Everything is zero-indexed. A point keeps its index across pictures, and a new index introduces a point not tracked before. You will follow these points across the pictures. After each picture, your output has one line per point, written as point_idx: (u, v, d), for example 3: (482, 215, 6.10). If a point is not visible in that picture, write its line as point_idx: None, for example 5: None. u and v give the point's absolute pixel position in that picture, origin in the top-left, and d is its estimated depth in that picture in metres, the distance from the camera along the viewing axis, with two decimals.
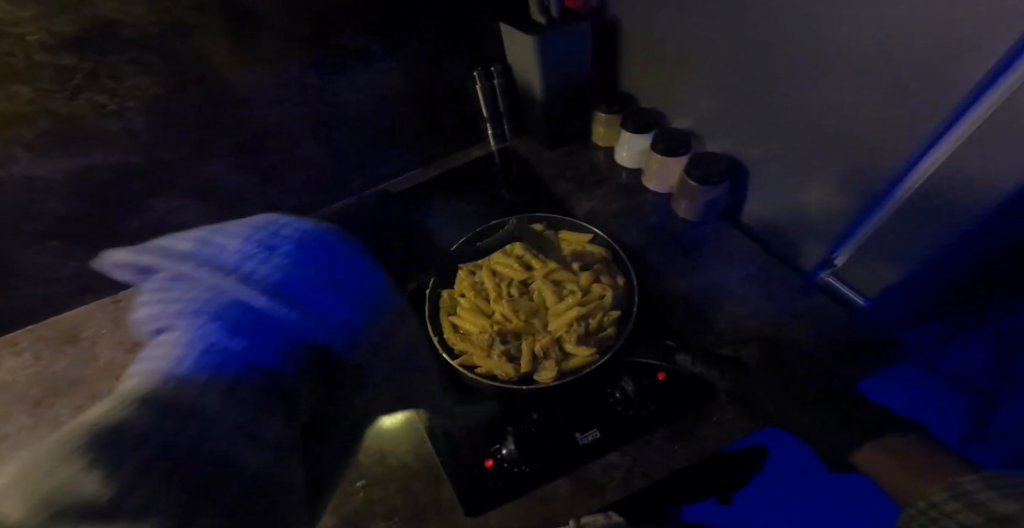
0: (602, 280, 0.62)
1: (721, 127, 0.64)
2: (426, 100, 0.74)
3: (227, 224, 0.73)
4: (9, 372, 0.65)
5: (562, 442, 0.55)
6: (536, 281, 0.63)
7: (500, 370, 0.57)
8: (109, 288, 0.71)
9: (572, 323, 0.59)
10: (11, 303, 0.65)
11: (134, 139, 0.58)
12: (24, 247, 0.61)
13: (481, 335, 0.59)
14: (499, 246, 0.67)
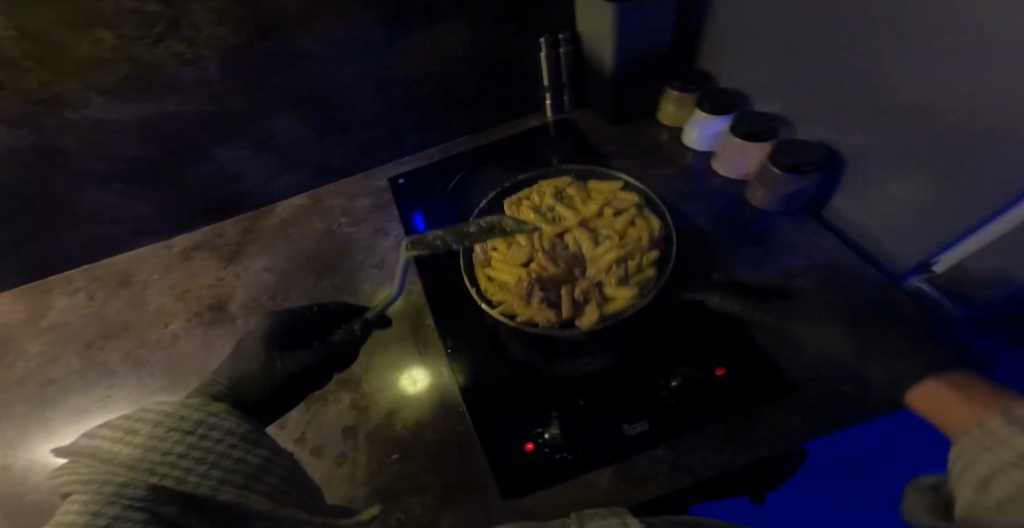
0: (638, 224, 0.61)
1: (798, 102, 0.60)
2: (489, 65, 0.72)
3: (280, 177, 0.72)
4: (62, 310, 0.64)
5: (607, 431, 0.51)
6: (569, 232, 0.62)
7: (541, 316, 0.54)
8: (162, 234, 0.71)
9: (610, 265, 0.57)
10: (69, 241, 0.66)
11: (205, 88, 0.58)
12: (88, 187, 0.61)
13: (517, 283, 0.57)
14: (528, 200, 0.65)
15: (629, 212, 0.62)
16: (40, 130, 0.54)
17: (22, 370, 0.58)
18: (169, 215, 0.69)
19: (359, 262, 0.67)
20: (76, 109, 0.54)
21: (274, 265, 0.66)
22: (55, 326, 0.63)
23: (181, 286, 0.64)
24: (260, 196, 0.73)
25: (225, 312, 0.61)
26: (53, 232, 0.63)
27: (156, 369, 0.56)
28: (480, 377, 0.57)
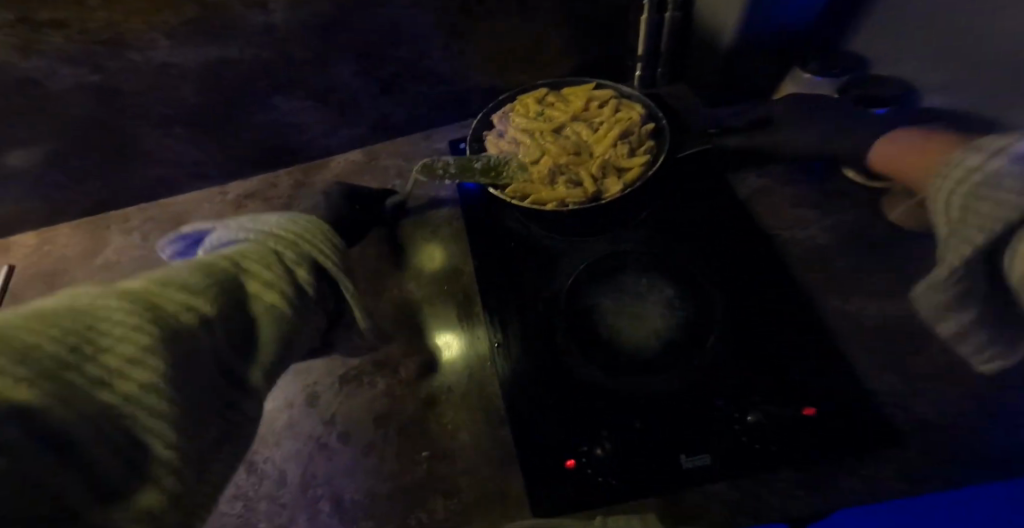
0: (624, 108, 0.58)
1: (964, 65, 0.46)
2: (577, 23, 0.63)
3: (339, 130, 0.68)
4: (125, 246, 0.65)
5: (660, 459, 0.41)
6: (566, 127, 0.58)
7: (569, 198, 0.53)
8: (219, 178, 0.70)
9: (614, 142, 0.55)
10: (131, 180, 0.65)
11: (271, 34, 0.53)
12: (150, 129, 0.59)
13: (537, 177, 0.55)
14: (514, 111, 0.61)
15: (612, 101, 0.59)
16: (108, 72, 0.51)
17: None
18: (226, 161, 0.67)
19: (408, 232, 0.64)
20: (141, 50, 0.51)
21: None
22: (118, 262, 0.64)
23: None
24: (316, 148, 0.70)
25: None
26: (116, 168, 0.63)
27: None
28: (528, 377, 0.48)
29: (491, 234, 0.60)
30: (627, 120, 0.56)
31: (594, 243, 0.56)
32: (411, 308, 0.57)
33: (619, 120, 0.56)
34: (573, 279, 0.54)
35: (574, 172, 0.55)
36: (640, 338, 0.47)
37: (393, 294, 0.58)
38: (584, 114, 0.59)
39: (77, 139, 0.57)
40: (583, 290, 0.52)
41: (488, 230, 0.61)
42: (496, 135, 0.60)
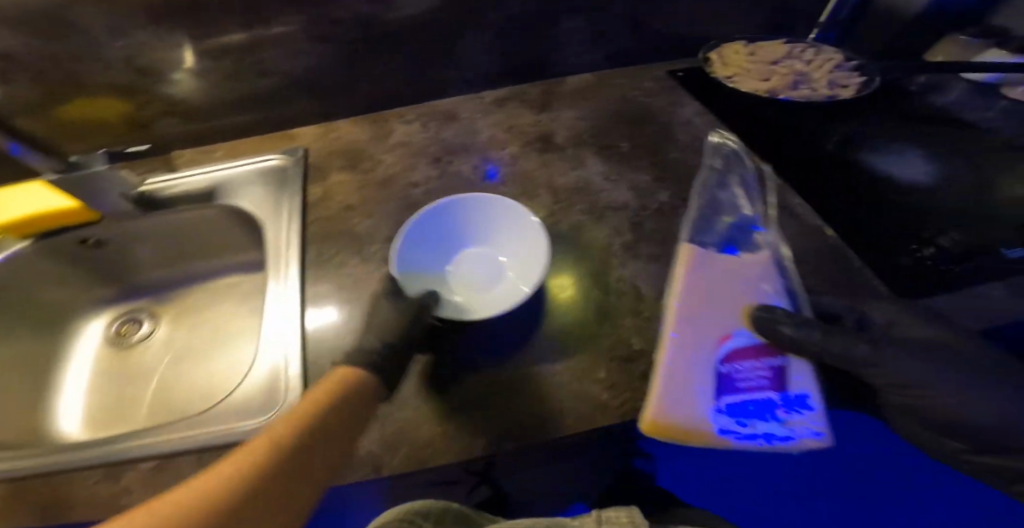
0: (824, 52, 0.74)
1: None
2: None
3: (587, 54, 0.76)
4: (401, 134, 0.71)
5: (979, 249, 0.49)
6: (781, 60, 0.73)
7: (812, 97, 0.67)
8: (474, 88, 0.76)
9: (831, 69, 0.70)
10: (408, 80, 0.72)
11: None
12: (459, 33, 0.67)
13: (776, 85, 0.69)
14: (733, 50, 0.75)
15: (812, 47, 0.75)
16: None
17: (383, 174, 0.65)
18: (487, 72, 0.74)
19: (666, 120, 0.68)
20: None
21: (585, 115, 0.70)
22: (399, 144, 0.69)
23: (505, 124, 0.70)
24: (559, 69, 0.77)
25: (554, 144, 0.65)
26: (408, 66, 0.70)
27: (507, 179, 0.61)
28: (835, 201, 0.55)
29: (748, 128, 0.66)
30: (833, 56, 0.72)
31: (837, 123, 0.67)
32: (696, 167, 0.61)
33: (826, 56, 0.72)
34: (834, 142, 0.64)
35: (802, 86, 0.69)
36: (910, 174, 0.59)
37: (675, 157, 0.62)
38: (790, 52, 0.74)
39: (401, 34, 0.66)
40: (845, 147, 0.63)
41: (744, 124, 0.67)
42: (720, 64, 0.74)
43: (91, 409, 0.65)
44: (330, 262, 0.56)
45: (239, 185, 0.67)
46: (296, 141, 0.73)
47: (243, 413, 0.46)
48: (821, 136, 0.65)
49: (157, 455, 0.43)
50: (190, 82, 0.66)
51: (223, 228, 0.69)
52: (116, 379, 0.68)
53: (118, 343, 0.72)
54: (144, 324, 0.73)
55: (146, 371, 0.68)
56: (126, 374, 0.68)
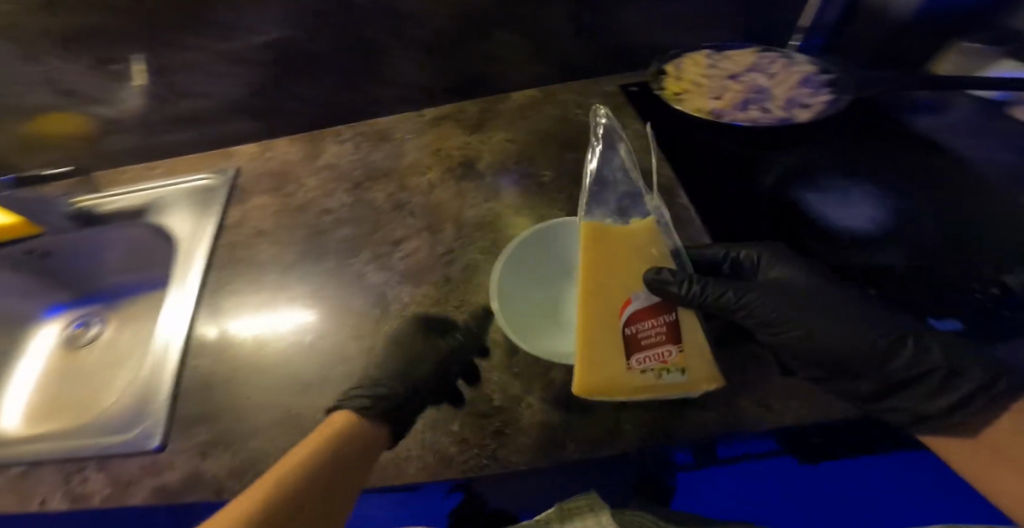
0: (794, 65, 0.63)
1: None
2: None
3: (527, 68, 0.71)
4: (331, 155, 0.70)
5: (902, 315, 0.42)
6: (740, 75, 0.63)
7: (766, 122, 0.57)
8: (411, 104, 0.73)
9: (795, 87, 0.60)
10: (339, 98, 0.70)
11: None
12: (381, 50, 0.65)
13: (727, 105, 0.59)
14: (687, 63, 0.65)
15: (781, 59, 0.64)
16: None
17: (301, 198, 0.64)
18: (421, 89, 0.71)
19: None
20: None
21: (516, 138, 0.66)
22: (327, 166, 0.68)
23: (432, 147, 0.67)
24: (499, 83, 0.73)
25: (475, 170, 0.62)
26: (337, 85, 0.69)
27: (418, 210, 0.59)
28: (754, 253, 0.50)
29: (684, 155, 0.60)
30: (802, 71, 0.62)
31: (790, 153, 0.59)
32: None
33: (794, 71, 0.62)
34: (776, 176, 0.56)
35: (757, 108, 0.60)
36: (852, 221, 0.51)
37: None
38: (754, 65, 0.64)
39: (319, 54, 0.64)
40: (786, 184, 0.55)
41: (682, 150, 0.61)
42: (670, 80, 0.65)
43: (35, 405, 0.65)
44: (232, 293, 0.56)
45: (168, 204, 0.68)
46: (233, 160, 0.73)
47: (106, 435, 0.48)
48: (763, 170, 0.57)
49: (30, 461, 0.47)
50: (125, 104, 0.67)
51: (156, 246, 0.72)
52: (63, 376, 0.69)
53: (70, 344, 0.74)
54: (93, 327, 0.75)
55: (87, 373, 0.70)
56: (67, 374, 0.70)
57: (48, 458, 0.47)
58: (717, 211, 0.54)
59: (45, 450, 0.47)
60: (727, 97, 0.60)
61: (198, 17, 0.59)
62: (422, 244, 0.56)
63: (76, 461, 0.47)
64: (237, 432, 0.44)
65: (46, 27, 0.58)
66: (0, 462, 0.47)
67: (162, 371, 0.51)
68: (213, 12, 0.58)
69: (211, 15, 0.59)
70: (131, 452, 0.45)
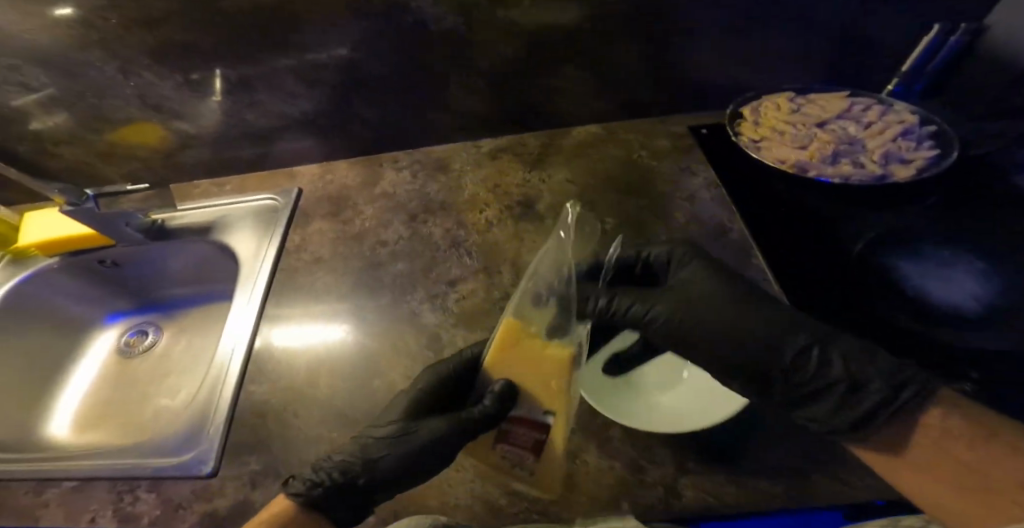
0: (891, 113, 0.58)
1: None
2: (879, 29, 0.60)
3: (593, 104, 0.68)
4: (389, 183, 0.70)
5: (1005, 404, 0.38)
6: (829, 122, 0.58)
7: (860, 179, 0.52)
8: (473, 134, 0.73)
9: (894, 138, 0.55)
10: (403, 125, 0.70)
11: (600, 9, 0.56)
12: (451, 81, 0.64)
13: (817, 155, 0.55)
14: (768, 108, 0.61)
15: (875, 106, 0.59)
16: (449, 19, 0.57)
17: (359, 226, 0.65)
18: (484, 120, 0.70)
19: (666, 191, 0.60)
20: (505, 6, 0.56)
21: (577, 178, 0.64)
22: (384, 194, 0.68)
23: (492, 181, 0.66)
24: (563, 117, 0.70)
25: (534, 210, 0.61)
26: (400, 111, 0.68)
27: (474, 250, 0.58)
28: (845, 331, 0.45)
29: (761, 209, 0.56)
30: (901, 121, 0.57)
31: (883, 216, 0.54)
32: None
33: (892, 120, 0.57)
34: (866, 241, 0.51)
35: (850, 160, 0.55)
36: (956, 297, 0.46)
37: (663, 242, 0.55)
38: (845, 111, 0.59)
39: (391, 82, 0.64)
40: (878, 251, 0.51)
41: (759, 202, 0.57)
42: (748, 124, 0.61)
43: (86, 417, 0.69)
44: (286, 320, 0.57)
45: (234, 222, 0.71)
46: (295, 181, 0.75)
47: (162, 453, 0.49)
48: (850, 235, 0.52)
49: (81, 478, 0.48)
50: (199, 120, 0.69)
51: (217, 262, 0.75)
52: (115, 384, 0.74)
53: (127, 351, 0.78)
54: (150, 335, 0.80)
55: (140, 381, 0.73)
56: (121, 382, 0.74)
57: (101, 474, 0.48)
58: (798, 275, 0.50)
59: (97, 465, 0.49)
60: (817, 146, 0.55)
61: (275, 39, 0.59)
62: (477, 287, 0.54)
63: (131, 478, 0.47)
64: (288, 461, 0.44)
65: (135, 44, 0.60)
66: (55, 475, 0.48)
67: (219, 394, 0.52)
68: (289, 36, 0.59)
69: (287, 38, 0.59)
70: (185, 475, 0.46)
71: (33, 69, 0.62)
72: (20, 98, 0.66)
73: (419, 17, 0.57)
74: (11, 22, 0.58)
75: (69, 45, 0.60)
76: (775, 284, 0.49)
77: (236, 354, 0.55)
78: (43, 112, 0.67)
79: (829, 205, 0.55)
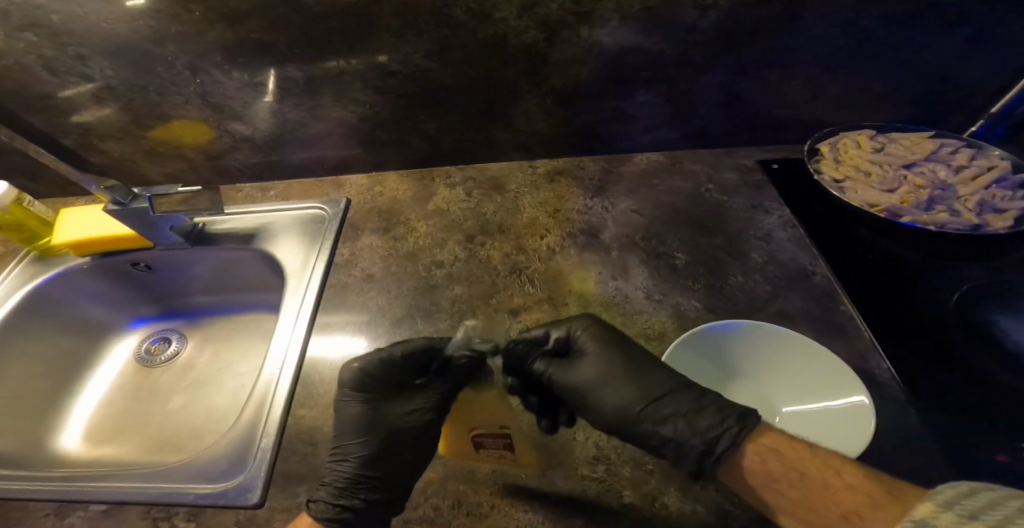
0: (982, 158, 0.57)
1: None
2: (964, 74, 0.59)
3: (660, 131, 0.67)
4: (442, 199, 0.68)
5: None
6: (916, 165, 0.58)
7: (954, 226, 0.52)
8: (530, 154, 0.71)
9: (988, 185, 0.54)
10: (462, 140, 0.69)
11: (688, 35, 0.55)
12: (522, 99, 0.63)
13: (904, 200, 0.54)
14: (849, 146, 0.60)
15: (964, 150, 0.58)
16: (531, 33, 0.56)
17: (412, 244, 0.62)
18: (546, 140, 0.69)
19: (740, 230, 0.59)
20: (592, 26, 0.55)
21: (643, 208, 0.63)
22: (438, 210, 0.66)
23: (552, 204, 0.65)
24: (625, 143, 0.69)
25: (598, 240, 0.59)
26: (462, 125, 0.67)
27: (536, 277, 0.56)
28: (948, 387, 0.42)
29: (840, 251, 0.55)
30: (994, 167, 0.56)
31: (974, 268, 0.52)
32: (762, 299, 0.51)
33: (984, 167, 0.56)
34: (958, 293, 0.49)
35: (941, 206, 0.54)
36: None
37: (738, 281, 0.53)
38: (933, 154, 0.58)
39: (460, 96, 0.62)
40: (972, 305, 0.49)
41: (837, 242, 0.56)
42: (829, 163, 0.60)
43: (102, 429, 0.65)
44: (337, 337, 0.54)
45: (284, 228, 0.69)
46: (343, 191, 0.73)
47: (198, 478, 0.45)
48: (941, 285, 0.50)
49: (106, 501, 0.44)
50: (256, 122, 0.67)
51: (253, 269, 0.72)
52: (132, 396, 0.70)
53: (147, 359, 0.75)
54: (173, 344, 0.76)
55: (160, 393, 0.70)
56: (140, 394, 0.70)
57: (133, 499, 0.44)
58: (888, 322, 0.47)
59: (124, 488, 0.45)
60: (904, 191, 0.55)
61: (351, 42, 0.57)
62: (543, 317, 0.52)
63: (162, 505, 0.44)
64: None
65: (204, 39, 0.58)
66: (78, 497, 0.45)
67: (263, 416, 0.48)
68: (365, 41, 0.57)
69: (363, 44, 0.57)
70: (224, 505, 0.42)
71: (97, 60, 0.61)
72: (77, 88, 0.64)
73: (501, 30, 0.55)
74: (82, 9, 0.55)
75: (138, 37, 0.58)
76: (867, 330, 0.47)
77: (282, 371, 0.52)
78: (97, 106, 0.66)
79: (914, 252, 0.54)
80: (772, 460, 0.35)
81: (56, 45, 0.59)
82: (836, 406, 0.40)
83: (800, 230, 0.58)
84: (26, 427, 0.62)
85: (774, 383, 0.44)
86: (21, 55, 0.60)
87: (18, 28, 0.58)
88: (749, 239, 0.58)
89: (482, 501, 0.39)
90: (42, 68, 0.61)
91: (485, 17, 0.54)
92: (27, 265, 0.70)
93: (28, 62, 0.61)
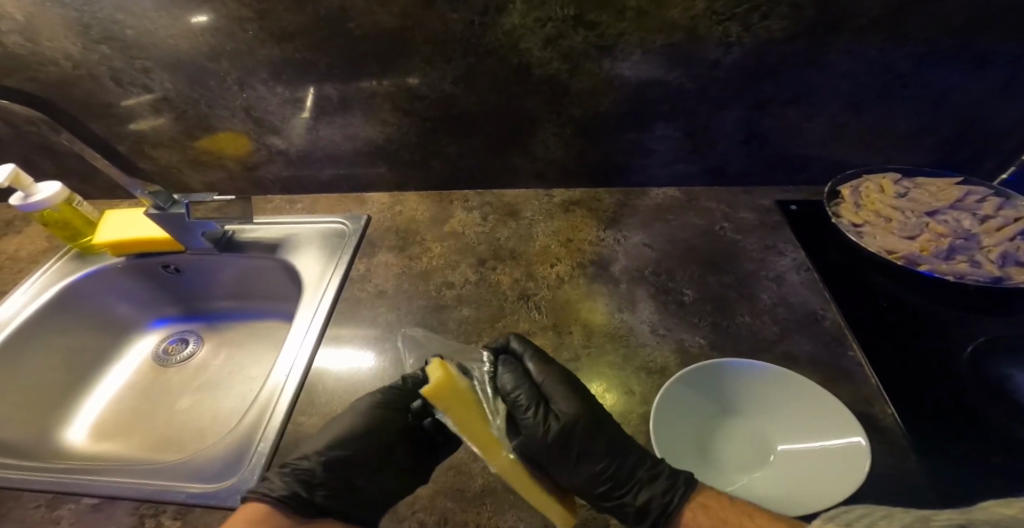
0: (1009, 209, 0.56)
1: None
2: (991, 121, 0.59)
3: (678, 165, 0.68)
4: (458, 221, 0.70)
5: None
6: (938, 213, 0.57)
7: (975, 276, 0.50)
8: (548, 183, 0.73)
9: (1013, 236, 0.53)
10: (483, 165, 0.71)
11: (710, 72, 0.57)
12: (544, 127, 0.65)
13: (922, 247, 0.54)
14: (870, 191, 0.60)
15: (991, 200, 0.57)
16: (555, 64, 0.58)
17: (425, 264, 0.64)
18: (564, 169, 0.70)
19: (752, 270, 0.59)
20: (616, 59, 0.57)
21: (655, 243, 0.63)
22: (454, 232, 0.68)
23: (565, 234, 0.66)
24: (643, 177, 0.70)
25: (607, 272, 0.60)
26: (483, 149, 0.69)
27: (543, 304, 0.57)
28: (957, 440, 0.41)
29: (856, 296, 0.54)
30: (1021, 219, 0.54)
31: (993, 319, 0.50)
32: (770, 339, 0.51)
33: (1010, 218, 0.55)
34: (973, 344, 0.48)
35: (963, 254, 0.53)
36: None
37: (744, 320, 0.53)
38: (957, 203, 0.57)
39: (484, 121, 0.65)
40: (987, 357, 0.47)
41: (851, 288, 0.55)
42: (849, 207, 0.60)
43: (111, 425, 0.68)
44: (349, 348, 0.56)
45: (308, 240, 0.72)
46: (366, 208, 0.76)
47: (193, 478, 0.46)
48: (956, 334, 0.49)
49: (104, 495, 0.46)
50: (292, 137, 0.71)
51: (271, 277, 0.75)
52: (143, 394, 0.73)
53: (163, 359, 0.78)
54: (189, 346, 0.79)
55: (171, 393, 0.72)
56: (150, 393, 0.73)
57: (125, 495, 0.45)
58: (899, 370, 0.46)
59: (120, 484, 0.46)
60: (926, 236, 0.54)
61: (388, 65, 0.61)
62: (546, 343, 0.53)
63: (156, 503, 0.45)
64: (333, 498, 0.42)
65: (255, 57, 0.62)
66: (74, 490, 0.47)
67: (266, 419, 0.49)
68: (401, 65, 0.61)
69: (397, 68, 0.61)
70: (216, 505, 0.43)
71: (159, 72, 0.66)
72: (137, 98, 0.69)
73: (527, 60, 0.58)
74: (151, 26, 0.61)
75: (197, 52, 0.63)
76: (876, 378, 0.46)
77: (289, 379, 0.53)
78: (151, 115, 0.71)
79: (929, 301, 0.53)
80: (701, 515, 0.37)
81: (124, 57, 0.64)
82: (830, 447, 0.40)
83: (811, 273, 0.57)
84: (39, 416, 0.65)
85: (773, 421, 0.44)
86: (93, 65, 0.66)
87: (94, 42, 0.63)
88: (757, 280, 0.57)
89: (468, 520, 0.39)
90: (109, 79, 0.67)
91: (512, 47, 0.57)
92: (66, 261, 0.74)
93: (96, 73, 0.66)
